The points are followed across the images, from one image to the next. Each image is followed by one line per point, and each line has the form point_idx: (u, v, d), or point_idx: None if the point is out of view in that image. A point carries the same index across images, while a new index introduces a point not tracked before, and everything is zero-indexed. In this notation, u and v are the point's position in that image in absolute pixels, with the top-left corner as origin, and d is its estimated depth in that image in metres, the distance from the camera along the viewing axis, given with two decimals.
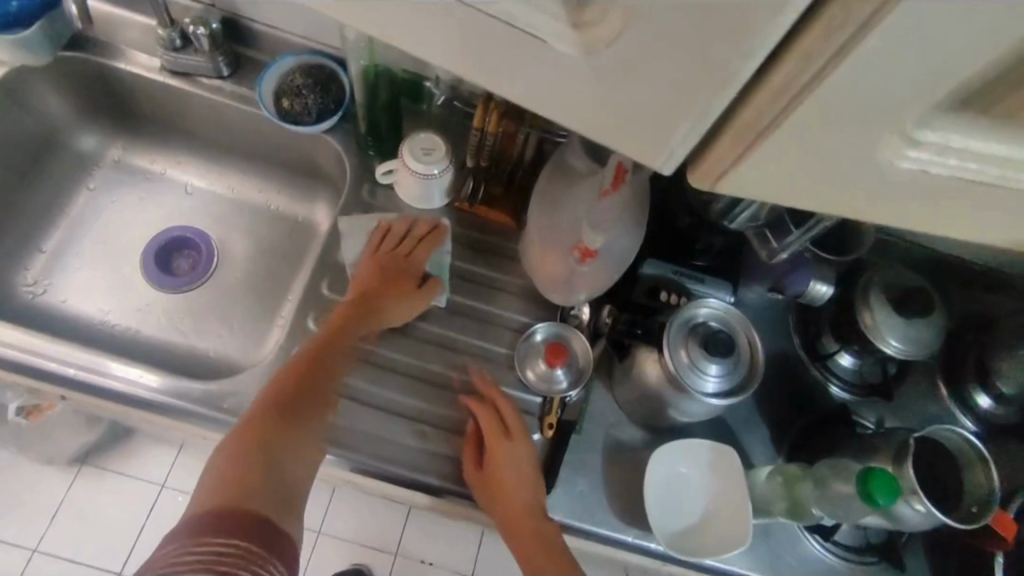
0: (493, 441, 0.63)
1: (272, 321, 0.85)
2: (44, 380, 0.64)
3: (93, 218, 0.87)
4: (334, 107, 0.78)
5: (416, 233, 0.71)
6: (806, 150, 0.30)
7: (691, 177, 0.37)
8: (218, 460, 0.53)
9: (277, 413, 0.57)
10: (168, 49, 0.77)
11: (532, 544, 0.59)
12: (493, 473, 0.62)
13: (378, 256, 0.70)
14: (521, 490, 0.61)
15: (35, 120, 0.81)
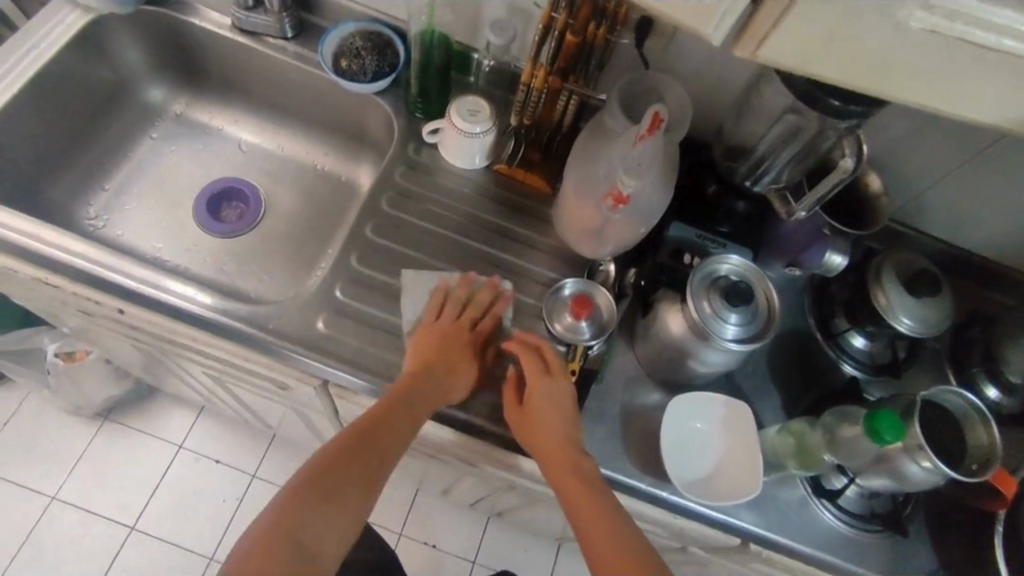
0: (535, 378, 0.65)
1: (312, 271, 0.89)
2: (109, 291, 0.70)
3: (153, 164, 0.94)
4: (388, 70, 0.83)
5: (479, 302, 0.71)
6: (841, 8, 0.31)
7: (735, 48, 0.37)
8: (268, 514, 0.52)
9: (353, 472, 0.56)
10: (241, 7, 0.84)
11: (579, 491, 0.60)
12: (536, 406, 0.64)
13: (443, 324, 0.69)
14: (560, 426, 0.63)
15: (112, 66, 0.88)
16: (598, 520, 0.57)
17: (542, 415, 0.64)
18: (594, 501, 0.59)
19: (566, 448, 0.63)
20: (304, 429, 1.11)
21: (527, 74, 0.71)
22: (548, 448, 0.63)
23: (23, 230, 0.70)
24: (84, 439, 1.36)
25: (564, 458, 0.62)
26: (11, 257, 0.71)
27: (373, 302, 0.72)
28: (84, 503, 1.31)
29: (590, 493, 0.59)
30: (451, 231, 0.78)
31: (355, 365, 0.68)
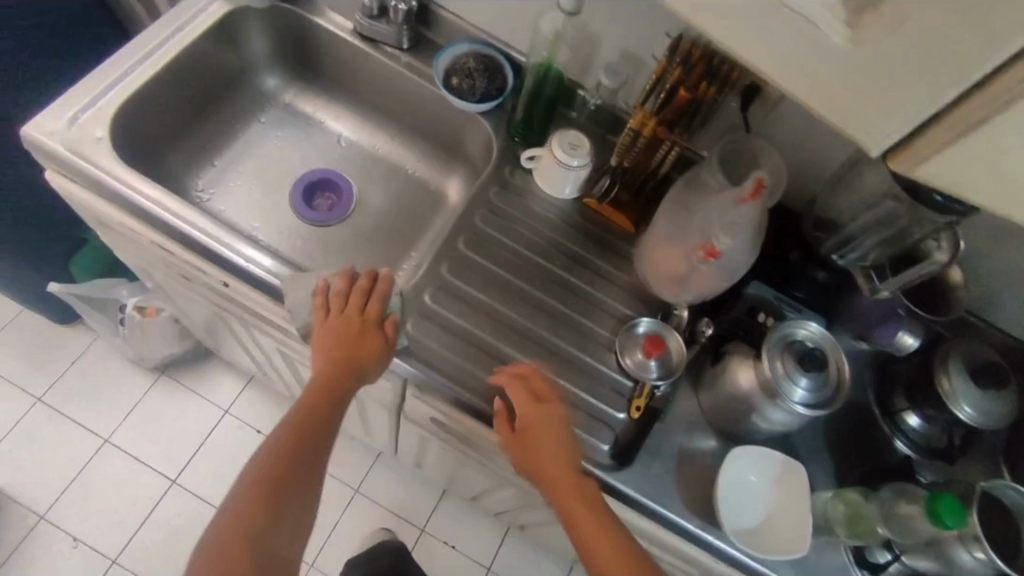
0: (526, 411, 0.67)
1: (395, 270, 0.94)
2: (223, 266, 0.76)
3: (259, 146, 0.99)
4: (495, 93, 0.87)
5: (362, 287, 0.73)
6: (1001, 149, 0.37)
7: (889, 162, 0.44)
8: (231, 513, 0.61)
9: (278, 483, 0.63)
10: (366, 16, 0.88)
11: (582, 513, 0.64)
12: (533, 436, 0.67)
13: (335, 320, 0.71)
14: (554, 453, 0.66)
15: (237, 53, 0.94)
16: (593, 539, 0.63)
17: (539, 443, 0.66)
18: (594, 520, 0.64)
19: (569, 473, 0.66)
20: (354, 414, 1.15)
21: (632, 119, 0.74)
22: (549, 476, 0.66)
23: (151, 199, 0.76)
24: (140, 389, 1.43)
25: (563, 485, 0.65)
26: (138, 221, 0.78)
27: (457, 311, 0.76)
28: (132, 450, 1.38)
29: (589, 506, 0.65)
30: (535, 254, 0.82)
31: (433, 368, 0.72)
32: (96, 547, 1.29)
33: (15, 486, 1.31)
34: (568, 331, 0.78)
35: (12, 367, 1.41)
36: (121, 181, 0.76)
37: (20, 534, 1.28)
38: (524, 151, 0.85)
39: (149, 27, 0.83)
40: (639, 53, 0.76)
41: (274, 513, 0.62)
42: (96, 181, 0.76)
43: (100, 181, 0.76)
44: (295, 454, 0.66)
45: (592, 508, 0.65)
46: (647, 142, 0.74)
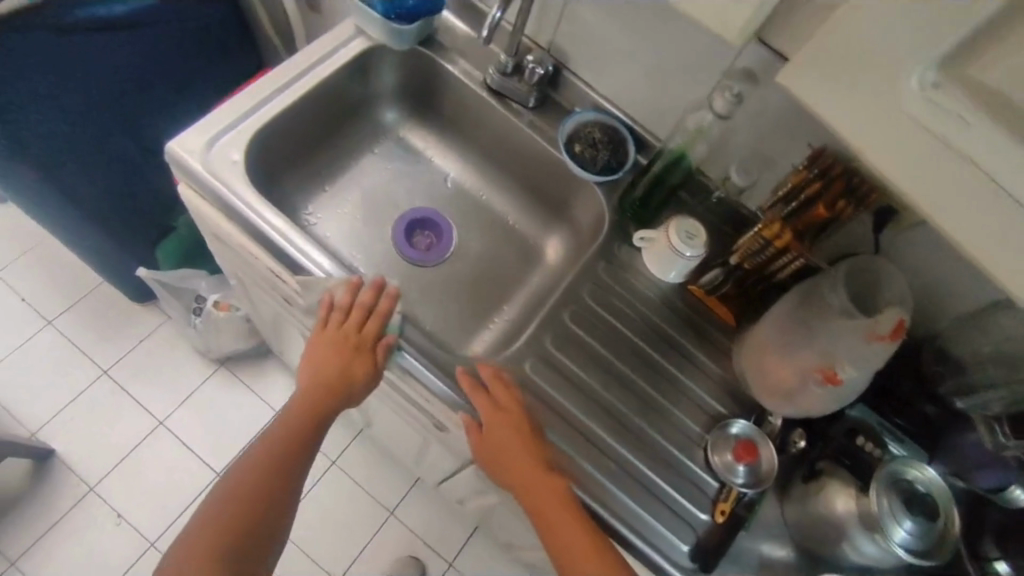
0: (493, 419, 0.69)
1: (486, 320, 0.94)
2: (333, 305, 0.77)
3: (370, 177, 1.00)
4: (616, 166, 0.87)
5: (361, 305, 0.76)
6: None
7: None
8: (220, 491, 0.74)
9: (270, 470, 0.76)
10: (499, 72, 0.90)
11: (553, 515, 0.66)
12: (503, 442, 0.69)
13: (331, 334, 0.76)
14: (524, 460, 0.68)
15: (367, 87, 0.96)
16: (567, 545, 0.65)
17: (498, 443, 0.69)
18: (558, 522, 0.66)
19: (538, 475, 0.67)
20: (411, 444, 1.16)
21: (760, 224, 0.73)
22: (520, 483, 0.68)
23: (275, 227, 0.78)
24: (197, 378, 1.43)
25: (536, 495, 0.67)
26: (257, 245, 0.80)
27: (555, 385, 0.77)
28: (182, 436, 1.38)
29: (556, 507, 0.67)
30: (633, 334, 0.82)
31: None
32: (137, 526, 1.29)
33: (70, 454, 1.32)
34: (659, 420, 0.77)
35: (81, 337, 1.41)
36: (247, 206, 0.78)
37: (68, 503, 1.29)
38: (638, 230, 0.84)
39: (293, 56, 0.86)
40: (772, 152, 0.76)
41: (254, 501, 0.73)
42: (224, 203, 0.79)
43: (229, 204, 0.79)
44: (290, 447, 0.77)
45: (560, 506, 0.67)
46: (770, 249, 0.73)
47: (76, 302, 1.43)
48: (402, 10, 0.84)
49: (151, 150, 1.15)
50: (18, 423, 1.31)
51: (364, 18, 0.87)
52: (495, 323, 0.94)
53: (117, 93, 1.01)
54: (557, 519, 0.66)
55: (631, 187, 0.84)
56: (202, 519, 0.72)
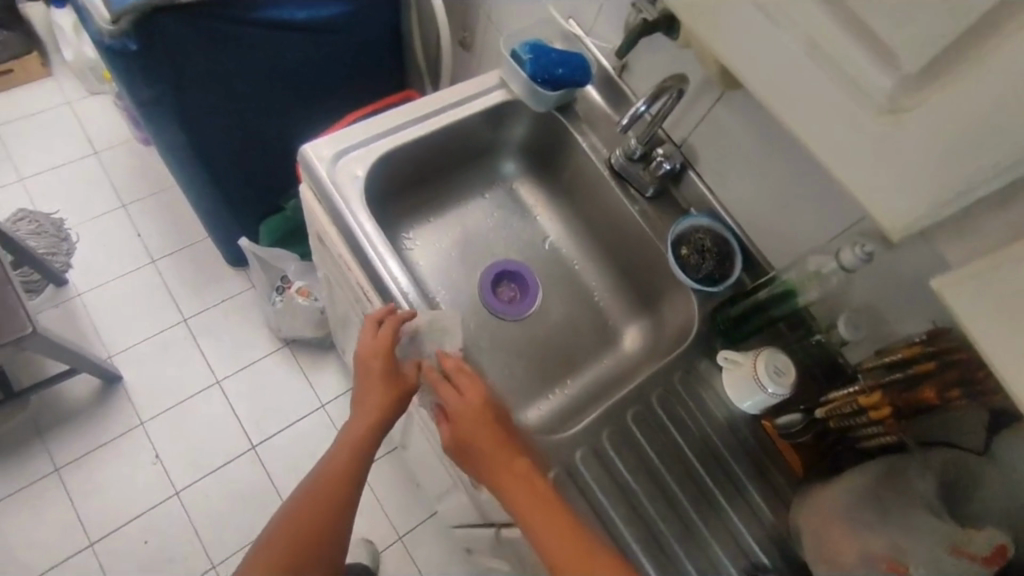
0: (461, 419, 0.71)
1: (546, 390, 0.93)
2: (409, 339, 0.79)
3: (473, 218, 1.02)
4: (718, 279, 0.85)
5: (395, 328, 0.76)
6: None
7: None
8: (281, 525, 0.72)
9: (330, 497, 0.74)
10: (625, 155, 0.90)
11: (562, 542, 0.64)
12: (475, 444, 0.70)
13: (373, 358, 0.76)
14: (491, 448, 0.69)
15: (497, 135, 0.98)
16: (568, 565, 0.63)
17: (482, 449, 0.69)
18: (574, 547, 0.64)
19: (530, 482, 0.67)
20: (439, 482, 1.15)
21: (858, 386, 0.70)
22: (500, 483, 0.68)
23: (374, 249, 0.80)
24: (262, 350, 1.48)
25: (514, 493, 0.67)
26: (355, 260, 0.82)
27: (601, 483, 0.74)
28: (233, 402, 1.43)
29: (567, 531, 0.65)
30: (690, 451, 0.79)
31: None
32: (169, 471, 1.35)
33: (134, 387, 1.40)
34: (695, 551, 0.73)
35: (175, 283, 1.50)
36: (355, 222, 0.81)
37: (118, 430, 1.36)
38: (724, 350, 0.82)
39: (437, 92, 0.89)
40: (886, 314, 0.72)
41: (314, 529, 0.72)
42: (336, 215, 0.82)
43: (339, 215, 0.81)
44: (339, 482, 0.75)
45: (573, 531, 0.65)
46: (861, 414, 0.69)
47: (180, 249, 1.52)
48: (552, 77, 0.87)
49: (286, 139, 1.22)
50: (100, 345, 1.41)
51: (511, 71, 0.90)
52: (556, 393, 0.94)
53: (274, 84, 1.09)
54: (546, 530, 0.65)
55: (727, 304, 0.83)
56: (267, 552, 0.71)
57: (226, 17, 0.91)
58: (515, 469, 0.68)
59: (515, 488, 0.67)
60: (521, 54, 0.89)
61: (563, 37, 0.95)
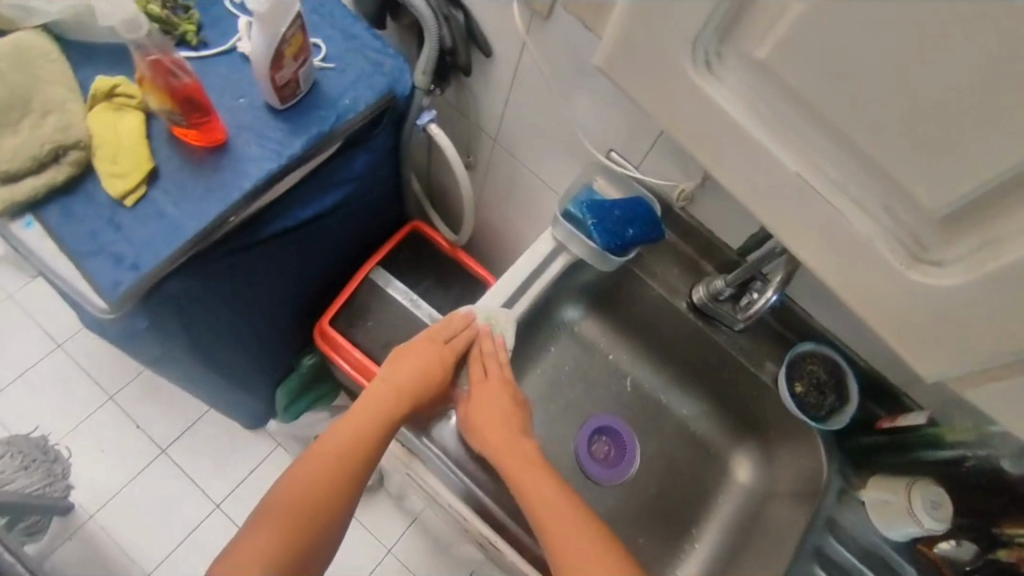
0: (478, 391, 0.77)
1: (673, 548, 0.90)
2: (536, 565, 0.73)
3: (545, 379, 0.96)
4: (839, 410, 0.82)
5: (463, 333, 0.80)
6: None
7: None
8: (314, 461, 0.72)
9: (359, 451, 0.73)
10: (712, 294, 0.84)
11: (576, 544, 0.67)
12: (490, 434, 0.74)
13: (438, 351, 0.78)
14: (504, 427, 0.75)
15: (557, 292, 0.91)
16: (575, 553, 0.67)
17: (491, 434, 0.74)
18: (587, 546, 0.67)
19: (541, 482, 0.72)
20: None
21: None
22: (506, 462, 0.73)
23: (507, 509, 0.76)
24: None
25: (520, 470, 0.73)
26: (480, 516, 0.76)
27: None
28: None
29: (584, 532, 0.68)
30: None
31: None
32: None
33: None
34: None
35: (194, 467, 1.35)
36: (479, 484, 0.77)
37: None
38: (871, 484, 0.81)
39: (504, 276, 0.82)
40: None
41: (339, 480, 0.72)
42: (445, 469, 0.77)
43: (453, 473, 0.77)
44: (369, 440, 0.74)
45: (587, 532, 0.68)
46: None
47: (188, 428, 1.37)
48: (624, 240, 0.79)
49: (300, 311, 1.11)
50: (134, 564, 1.26)
51: (570, 233, 0.82)
52: (690, 552, 0.90)
53: (287, 273, 0.97)
54: (557, 517, 0.69)
55: (857, 434, 0.85)
56: (294, 484, 0.71)
57: (234, 249, 0.77)
58: (525, 466, 0.73)
59: (524, 467, 0.73)
60: (580, 217, 0.81)
61: (609, 174, 0.87)
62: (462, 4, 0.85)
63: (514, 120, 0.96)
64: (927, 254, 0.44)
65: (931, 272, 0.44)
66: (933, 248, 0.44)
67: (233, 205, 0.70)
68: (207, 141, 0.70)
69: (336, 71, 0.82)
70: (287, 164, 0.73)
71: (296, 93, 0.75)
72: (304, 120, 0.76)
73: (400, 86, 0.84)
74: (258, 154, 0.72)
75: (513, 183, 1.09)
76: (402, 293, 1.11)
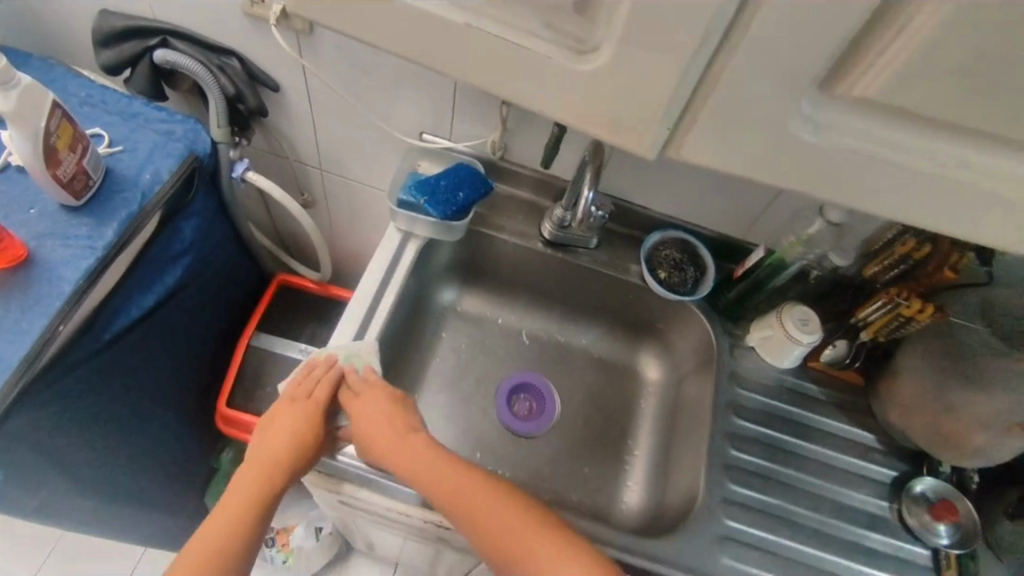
0: (360, 414, 0.75)
1: (619, 465, 0.94)
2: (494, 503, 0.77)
3: (447, 367, 0.98)
4: (703, 277, 0.90)
5: (323, 378, 0.77)
6: None
7: None
8: (195, 546, 0.66)
9: (242, 523, 0.68)
10: (558, 225, 0.90)
11: (501, 513, 0.68)
12: (387, 444, 0.72)
13: (302, 405, 0.75)
14: (392, 432, 0.73)
15: (424, 277, 0.94)
16: (484, 518, 0.68)
17: (390, 446, 0.72)
18: (514, 510, 0.69)
19: (448, 469, 0.71)
20: None
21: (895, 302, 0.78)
22: (407, 463, 0.71)
23: None
24: None
25: (423, 465, 0.72)
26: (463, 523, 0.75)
27: (744, 519, 0.77)
28: None
29: (503, 501, 0.69)
30: (780, 433, 0.84)
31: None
32: None
33: None
34: (827, 506, 0.79)
35: None
36: None
37: None
38: (751, 332, 0.89)
39: (362, 283, 0.83)
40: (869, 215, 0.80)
41: (228, 556, 0.66)
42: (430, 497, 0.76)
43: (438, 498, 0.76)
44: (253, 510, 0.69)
45: (505, 499, 0.70)
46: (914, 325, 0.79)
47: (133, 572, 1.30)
48: (458, 204, 0.84)
49: (193, 405, 1.06)
50: None
51: (410, 218, 0.86)
52: (633, 461, 0.94)
53: (156, 368, 0.93)
54: (465, 493, 0.70)
55: (723, 294, 0.91)
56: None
57: (82, 359, 0.77)
58: (429, 458, 0.72)
59: (422, 464, 0.71)
60: (411, 201, 0.84)
61: (427, 154, 0.92)
62: (232, 50, 0.87)
63: (327, 138, 0.98)
64: (584, 44, 0.44)
65: (592, 58, 0.43)
66: (584, 36, 0.43)
67: (58, 313, 0.71)
68: (6, 261, 0.72)
69: (127, 151, 0.83)
70: (103, 254, 0.75)
71: (88, 184, 0.77)
72: (109, 207, 0.78)
73: (199, 146, 0.87)
74: (68, 255, 0.74)
75: (352, 201, 1.11)
76: (288, 346, 1.11)
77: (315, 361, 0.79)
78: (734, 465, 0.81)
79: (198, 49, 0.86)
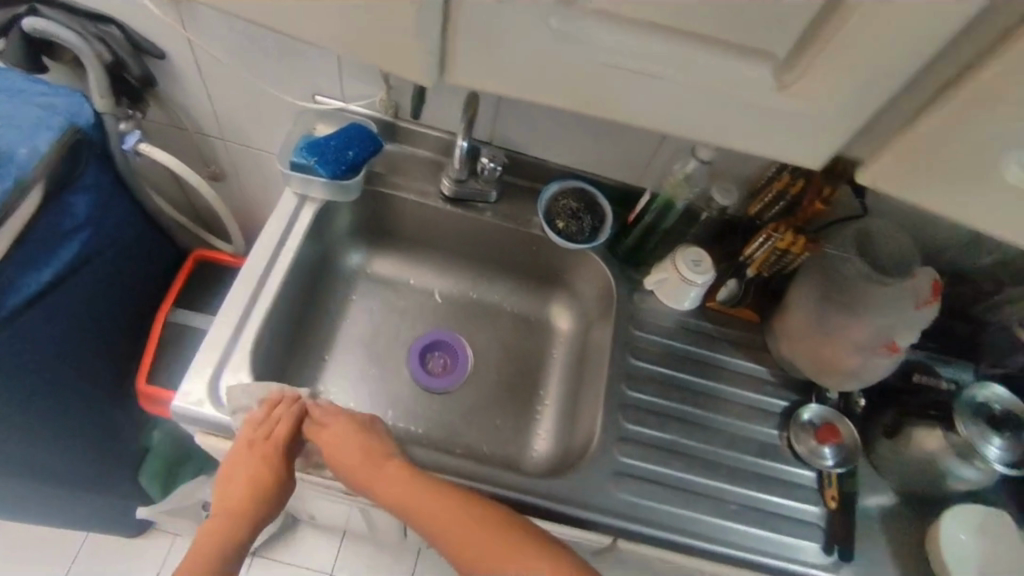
0: (330, 445, 0.70)
1: (531, 415, 0.96)
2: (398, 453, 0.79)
3: (358, 330, 0.98)
4: (598, 225, 0.91)
5: (282, 416, 0.71)
6: None
7: None
8: None
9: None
10: (455, 179, 0.91)
11: (477, 524, 0.65)
12: (361, 467, 0.69)
13: (261, 448, 0.69)
14: (368, 458, 0.69)
15: (326, 241, 0.94)
16: (462, 535, 0.65)
17: (369, 473, 0.68)
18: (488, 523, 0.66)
19: (424, 486, 0.67)
20: None
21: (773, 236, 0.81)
22: (381, 484, 0.68)
23: None
24: None
25: (400, 485, 0.67)
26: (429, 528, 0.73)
27: (640, 455, 0.80)
28: None
29: (480, 514, 0.66)
30: (675, 371, 0.87)
31: (635, 518, 0.76)
32: None
33: None
34: (718, 437, 0.82)
35: None
36: None
37: None
38: (648, 277, 0.90)
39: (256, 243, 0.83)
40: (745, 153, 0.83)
41: None
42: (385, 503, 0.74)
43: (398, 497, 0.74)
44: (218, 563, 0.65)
45: (481, 511, 0.67)
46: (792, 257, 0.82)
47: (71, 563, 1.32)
48: (348, 162, 0.84)
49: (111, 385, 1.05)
50: None
51: (304, 180, 0.86)
52: (545, 411, 0.96)
53: (65, 347, 0.92)
54: (441, 508, 0.66)
55: (622, 241, 0.92)
56: None
57: None
58: (405, 477, 0.68)
59: (399, 485, 0.67)
60: (302, 162, 0.84)
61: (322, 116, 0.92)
62: (110, 17, 0.85)
63: (222, 106, 0.97)
64: None
65: None
66: None
67: None
68: None
69: None
70: None
71: None
72: None
73: (82, 118, 0.85)
74: None
75: (259, 170, 1.10)
76: (206, 320, 1.10)
77: (273, 397, 0.73)
78: (632, 405, 0.83)
79: (73, 17, 0.84)
